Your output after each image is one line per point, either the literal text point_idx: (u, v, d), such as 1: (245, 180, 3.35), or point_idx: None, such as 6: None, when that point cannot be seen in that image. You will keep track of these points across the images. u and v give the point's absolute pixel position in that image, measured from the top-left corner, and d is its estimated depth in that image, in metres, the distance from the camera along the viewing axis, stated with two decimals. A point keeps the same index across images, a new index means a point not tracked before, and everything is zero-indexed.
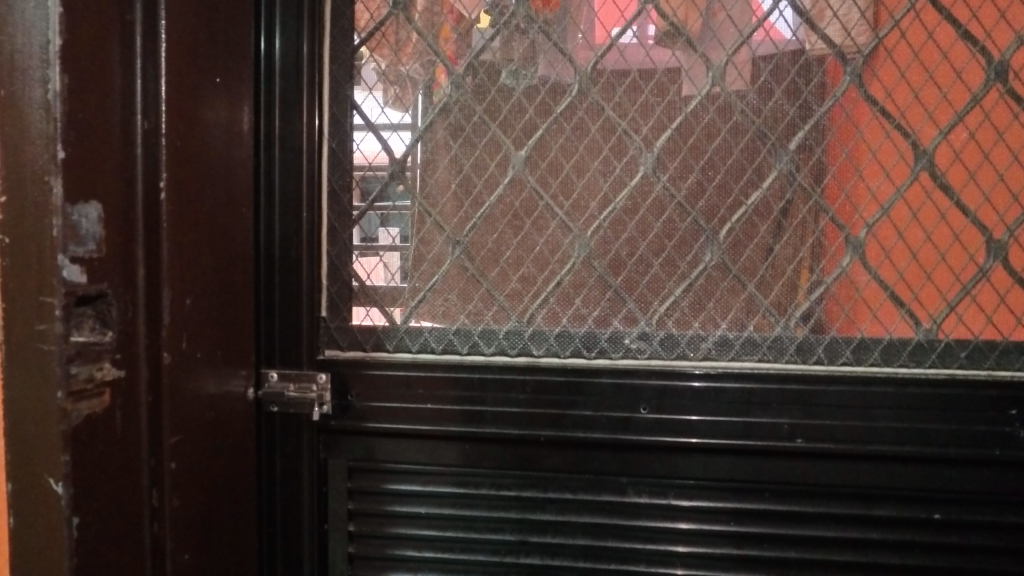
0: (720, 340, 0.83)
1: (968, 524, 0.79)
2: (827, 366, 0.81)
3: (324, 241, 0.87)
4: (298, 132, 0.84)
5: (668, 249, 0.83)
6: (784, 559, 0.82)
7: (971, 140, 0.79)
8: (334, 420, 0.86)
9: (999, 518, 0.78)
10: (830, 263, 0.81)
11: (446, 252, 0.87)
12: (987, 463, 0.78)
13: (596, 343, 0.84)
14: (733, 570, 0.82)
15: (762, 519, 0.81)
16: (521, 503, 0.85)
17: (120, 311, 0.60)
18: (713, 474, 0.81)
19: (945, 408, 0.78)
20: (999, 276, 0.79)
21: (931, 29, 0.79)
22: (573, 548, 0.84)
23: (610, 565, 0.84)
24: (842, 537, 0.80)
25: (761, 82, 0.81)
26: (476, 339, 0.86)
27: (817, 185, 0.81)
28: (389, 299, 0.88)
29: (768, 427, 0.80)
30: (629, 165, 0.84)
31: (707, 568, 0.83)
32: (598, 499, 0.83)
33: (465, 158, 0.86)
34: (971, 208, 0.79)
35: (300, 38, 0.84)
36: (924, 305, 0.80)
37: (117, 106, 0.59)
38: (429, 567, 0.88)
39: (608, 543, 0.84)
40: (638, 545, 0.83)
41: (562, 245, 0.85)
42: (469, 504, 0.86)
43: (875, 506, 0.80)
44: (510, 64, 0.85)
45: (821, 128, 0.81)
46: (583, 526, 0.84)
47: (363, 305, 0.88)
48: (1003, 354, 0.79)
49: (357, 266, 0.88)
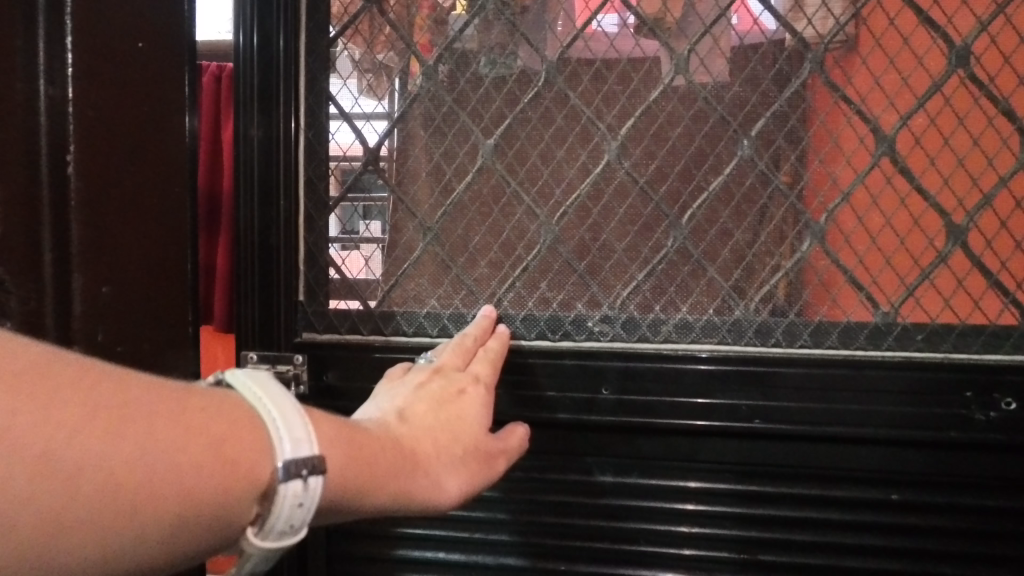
0: (680, 323, 0.84)
1: (924, 505, 0.80)
2: (785, 348, 0.82)
3: (300, 228, 0.88)
4: (275, 124, 0.86)
5: (631, 234, 0.84)
6: (744, 538, 0.83)
7: (932, 126, 0.79)
8: (311, 401, 0.89)
9: (955, 499, 0.80)
10: (790, 248, 0.82)
11: (417, 239, 0.89)
12: (943, 445, 0.79)
13: (560, 327, 0.86)
14: (695, 548, 0.84)
15: (723, 498, 0.83)
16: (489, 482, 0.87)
17: (20, 300, 0.69)
18: (674, 455, 0.83)
19: (904, 390, 0.79)
20: (958, 261, 0.80)
21: (893, 15, 0.78)
22: (540, 526, 0.87)
23: (575, 542, 0.86)
24: (801, 516, 0.82)
25: (725, 71, 0.82)
26: (445, 322, 0.88)
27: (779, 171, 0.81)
28: (364, 287, 0.90)
29: (727, 408, 0.81)
30: (594, 153, 0.85)
31: (670, 545, 0.85)
32: (563, 478, 0.86)
33: (437, 147, 0.87)
34: (932, 192, 0.79)
35: (276, 30, 0.85)
36: (883, 289, 0.81)
37: (18, 75, 0.67)
38: (402, 543, 0.91)
39: (573, 521, 0.86)
40: (603, 524, 0.85)
41: (529, 231, 0.86)
42: None
43: (833, 486, 0.82)
44: (487, 52, 0.86)
45: (782, 116, 0.81)
46: (549, 504, 0.87)
47: (341, 295, 0.90)
48: (960, 337, 0.80)
49: (332, 255, 0.90)
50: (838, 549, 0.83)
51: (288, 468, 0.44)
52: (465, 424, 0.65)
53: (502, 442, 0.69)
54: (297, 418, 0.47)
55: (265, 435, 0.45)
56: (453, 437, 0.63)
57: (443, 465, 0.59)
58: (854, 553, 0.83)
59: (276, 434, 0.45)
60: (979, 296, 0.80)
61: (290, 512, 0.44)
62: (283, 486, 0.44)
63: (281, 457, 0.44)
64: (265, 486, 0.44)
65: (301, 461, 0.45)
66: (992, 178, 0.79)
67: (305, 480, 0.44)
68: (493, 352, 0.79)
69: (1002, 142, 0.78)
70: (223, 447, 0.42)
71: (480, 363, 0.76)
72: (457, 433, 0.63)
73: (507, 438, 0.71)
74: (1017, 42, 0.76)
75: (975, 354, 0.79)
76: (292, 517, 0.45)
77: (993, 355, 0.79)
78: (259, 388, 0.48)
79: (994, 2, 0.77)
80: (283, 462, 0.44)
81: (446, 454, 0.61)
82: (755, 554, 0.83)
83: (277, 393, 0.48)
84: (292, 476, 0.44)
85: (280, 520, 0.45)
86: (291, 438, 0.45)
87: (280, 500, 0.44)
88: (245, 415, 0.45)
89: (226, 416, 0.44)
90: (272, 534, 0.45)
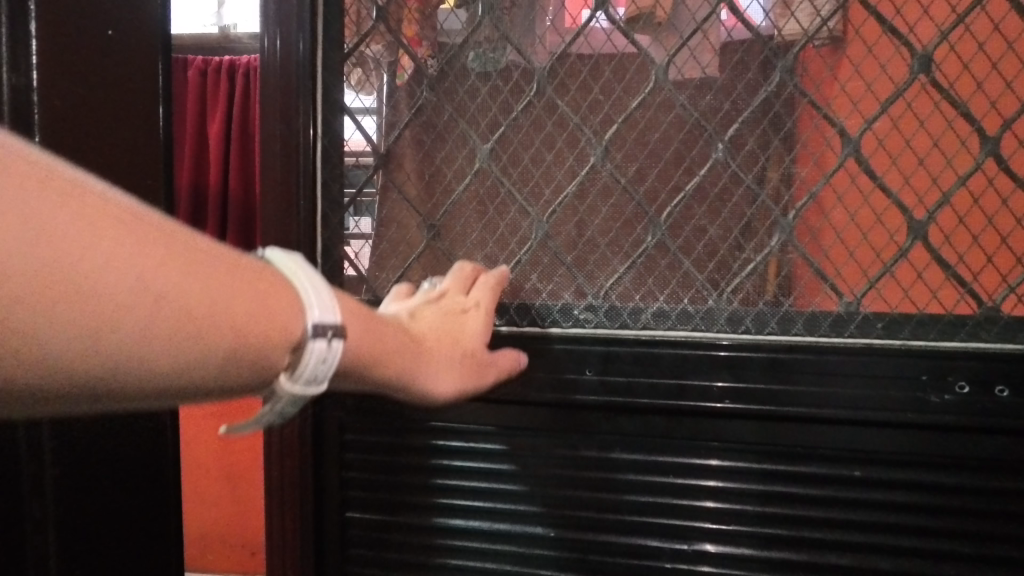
0: (657, 311, 0.91)
1: (887, 481, 0.85)
2: (754, 334, 0.88)
3: (317, 226, 0.96)
4: (297, 132, 0.95)
5: (614, 230, 0.91)
6: (716, 510, 0.89)
7: (894, 128, 0.84)
8: None
9: (917, 477, 0.84)
10: (760, 242, 0.88)
11: (420, 236, 0.96)
12: (903, 425, 0.84)
13: (549, 314, 0.93)
14: (671, 519, 0.90)
15: (697, 472, 0.89)
16: (483, 454, 0.95)
17: None
18: (651, 431, 0.90)
19: (865, 372, 0.85)
20: (918, 254, 0.86)
21: (860, 26, 0.83)
22: (529, 495, 0.94)
23: (560, 511, 0.93)
24: (769, 490, 0.87)
25: (701, 78, 0.87)
26: None
27: (751, 172, 0.87)
28: (375, 278, 0.97)
29: (698, 389, 0.88)
30: (580, 156, 0.91)
31: (647, 515, 0.91)
32: (549, 453, 0.93)
33: (437, 151, 0.95)
34: (894, 189, 0.85)
35: (297, 38, 0.93)
36: (846, 280, 0.87)
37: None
38: (407, 509, 0.99)
39: (559, 491, 0.93)
40: (585, 494, 0.92)
41: (521, 228, 0.93)
42: (441, 454, 0.97)
43: (800, 462, 0.87)
44: (478, 48, 0.91)
45: (754, 122, 0.87)
46: (537, 474, 0.94)
47: (355, 290, 0.97)
48: (918, 326, 0.86)
49: (346, 249, 0.97)
50: (807, 523, 0.87)
51: (316, 329, 0.46)
52: (463, 336, 0.74)
53: (493, 360, 0.79)
54: (326, 289, 0.48)
55: (297, 297, 0.46)
56: (453, 342, 0.71)
57: (443, 362, 0.67)
58: (821, 527, 0.87)
59: (307, 297, 0.46)
60: (937, 287, 0.86)
61: (314, 368, 0.46)
62: (310, 342, 0.45)
63: (311, 318, 0.45)
64: (295, 341, 0.45)
65: (329, 324, 0.46)
66: (950, 177, 0.84)
67: (329, 342, 0.46)
68: (494, 280, 0.85)
69: (960, 143, 0.83)
70: (268, 300, 0.43)
71: (483, 290, 0.83)
72: (456, 340, 0.72)
73: (498, 359, 0.80)
74: (975, 49, 0.81)
75: (932, 341, 0.85)
76: (317, 373, 0.46)
77: (949, 342, 0.84)
78: (291, 261, 0.49)
79: (954, 12, 0.82)
80: (312, 322, 0.45)
81: (448, 354, 0.69)
82: (726, 525, 0.89)
83: (309, 267, 0.49)
84: (318, 336, 0.45)
85: (304, 375, 0.46)
86: (320, 304, 0.46)
87: (307, 354, 0.45)
88: (281, 280, 0.46)
89: (263, 275, 0.44)
90: (295, 386, 0.47)
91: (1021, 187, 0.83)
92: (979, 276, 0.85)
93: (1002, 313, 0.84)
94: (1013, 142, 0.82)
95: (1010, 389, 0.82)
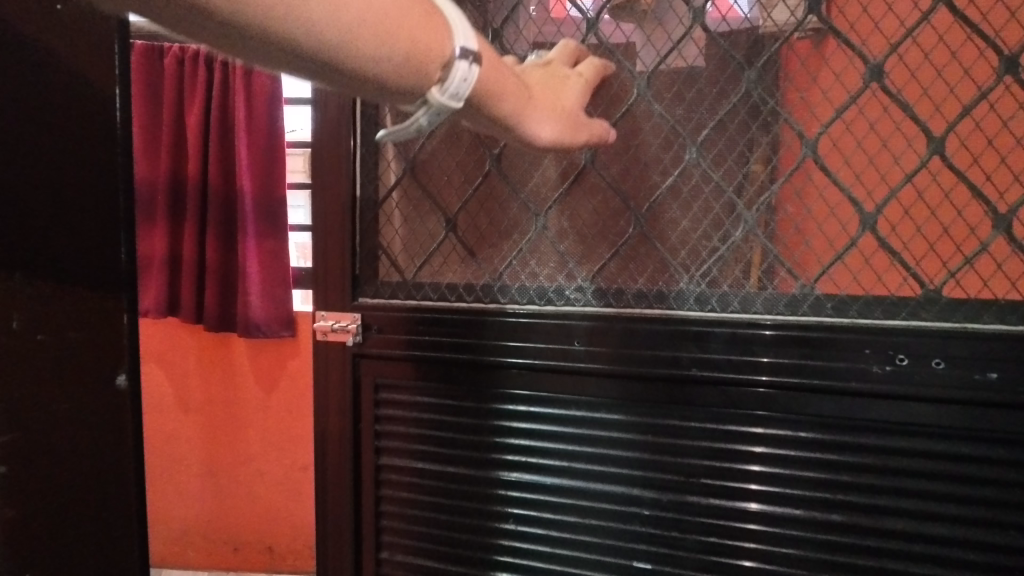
0: (637, 292, 1.24)
1: (855, 444, 1.13)
2: (719, 312, 1.19)
3: (354, 220, 1.38)
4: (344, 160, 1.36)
5: (606, 226, 1.26)
6: (715, 467, 1.20)
7: (846, 131, 1.11)
8: (365, 346, 1.40)
9: (880, 434, 1.12)
10: (726, 233, 1.18)
11: (439, 229, 1.37)
12: (852, 393, 1.12)
13: (545, 295, 1.29)
14: (661, 462, 1.23)
15: (658, 430, 1.23)
16: (506, 418, 1.33)
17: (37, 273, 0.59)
18: (615, 391, 1.25)
19: (831, 349, 1.13)
20: (869, 242, 1.13)
21: (805, 56, 1.11)
22: (551, 450, 1.30)
23: (589, 457, 1.28)
24: (756, 454, 1.18)
25: (674, 96, 1.19)
26: (460, 290, 1.35)
27: (730, 184, 1.17)
28: (405, 261, 1.40)
29: (670, 359, 1.20)
30: (571, 167, 1.26)
31: (650, 463, 1.24)
32: (570, 408, 1.28)
33: (461, 166, 1.34)
34: (847, 185, 1.13)
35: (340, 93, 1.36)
36: (803, 265, 1.16)
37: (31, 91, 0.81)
38: (480, 461, 1.36)
39: (577, 446, 1.28)
40: (588, 449, 1.27)
41: (523, 223, 1.31)
42: (490, 416, 1.33)
43: (792, 430, 1.16)
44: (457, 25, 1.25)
45: (722, 128, 1.17)
46: (565, 428, 1.29)
47: (387, 274, 1.41)
48: (865, 305, 1.13)
49: (381, 239, 1.41)
50: (841, 484, 1.14)
51: (463, 52, 0.59)
52: (562, 101, 0.92)
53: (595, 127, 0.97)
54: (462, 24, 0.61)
55: (447, 25, 0.60)
56: (559, 105, 0.90)
57: (557, 112, 0.87)
58: (847, 484, 1.14)
59: (456, 25, 0.60)
60: (884, 271, 1.12)
61: (458, 86, 0.60)
62: (457, 62, 0.59)
63: (460, 41, 0.59)
64: (445, 61, 0.59)
65: (471, 51, 0.60)
66: (897, 173, 1.10)
67: (468, 64, 0.60)
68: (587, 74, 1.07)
69: (908, 144, 1.09)
70: (427, 21, 0.57)
71: (584, 66, 1.08)
72: (558, 104, 0.90)
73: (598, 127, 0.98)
74: (920, 60, 1.07)
75: (875, 317, 1.13)
76: (460, 88, 0.60)
77: (894, 320, 1.11)
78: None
79: (903, 26, 1.08)
80: (459, 47, 0.59)
81: (555, 107, 0.87)
82: (689, 475, 1.22)
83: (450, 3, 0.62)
84: (463, 57, 0.59)
85: (451, 88, 0.60)
86: (463, 36, 0.60)
87: (454, 72, 0.59)
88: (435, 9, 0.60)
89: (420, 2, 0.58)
90: (441, 99, 0.60)
91: (961, 180, 1.08)
92: (920, 262, 1.11)
93: (942, 296, 1.10)
94: (955, 142, 1.08)
95: (945, 362, 1.08)
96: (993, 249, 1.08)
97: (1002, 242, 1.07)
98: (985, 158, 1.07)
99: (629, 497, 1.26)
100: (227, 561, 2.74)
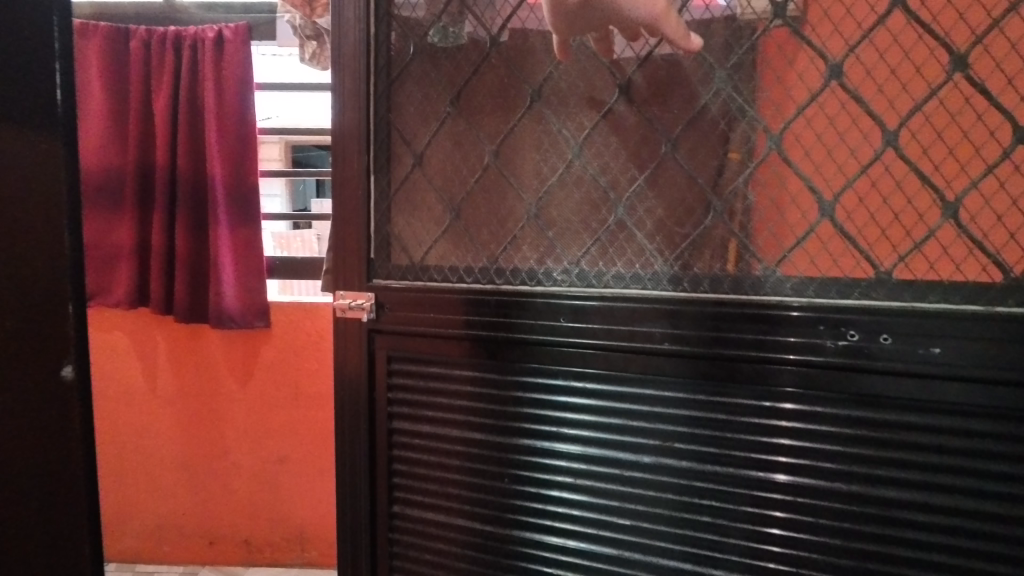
0: (616, 274, 1.35)
1: (863, 418, 1.15)
2: (690, 292, 1.28)
3: (370, 209, 1.52)
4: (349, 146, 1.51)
5: (585, 214, 1.38)
6: (682, 434, 1.27)
7: (807, 127, 1.21)
8: (379, 320, 1.53)
9: (889, 411, 1.13)
10: (698, 220, 1.29)
11: (444, 216, 1.50)
12: (833, 366, 1.16)
13: (535, 276, 1.41)
14: (679, 438, 1.27)
15: (660, 403, 1.28)
16: (525, 387, 1.40)
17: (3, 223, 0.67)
18: (607, 365, 1.33)
19: (789, 326, 1.19)
20: (825, 228, 1.21)
21: (782, 44, 1.21)
22: (576, 416, 1.36)
23: (614, 423, 1.33)
24: (766, 425, 1.21)
25: (650, 93, 1.30)
26: (493, 273, 1.45)
27: (702, 175, 1.28)
28: (415, 247, 1.53)
29: (645, 333, 1.29)
30: (560, 156, 1.39)
31: (665, 433, 1.28)
32: (587, 380, 1.34)
33: (458, 157, 1.48)
34: (809, 175, 1.22)
35: (344, 76, 1.50)
36: (766, 249, 1.25)
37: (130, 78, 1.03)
38: (499, 427, 1.43)
39: (593, 412, 1.34)
40: (611, 417, 1.33)
41: (517, 211, 1.44)
42: (510, 386, 1.41)
43: (782, 406, 1.20)
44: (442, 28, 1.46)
45: (692, 122, 1.28)
46: (580, 395, 1.35)
47: (399, 256, 1.54)
48: (820, 285, 1.21)
49: (394, 225, 1.54)
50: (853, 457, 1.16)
51: None
52: None
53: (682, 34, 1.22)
54: None
55: None
56: None
57: None
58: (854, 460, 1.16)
59: None
60: (839, 256, 1.20)
61: None
62: None
63: None
64: None
65: None
66: (853, 165, 1.19)
67: None
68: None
69: (864, 138, 1.18)
70: None
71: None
72: None
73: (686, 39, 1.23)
74: (876, 60, 1.16)
75: (829, 297, 1.20)
76: None
77: (848, 299, 1.18)
78: None
79: (859, 28, 1.17)
80: None
81: None
82: (673, 446, 1.28)
83: None
84: None
85: None
86: None
87: None
88: None
89: None
90: None
91: (913, 172, 1.16)
92: (874, 245, 1.19)
93: (892, 276, 1.17)
94: (907, 135, 1.16)
95: (893, 337, 1.13)
96: (939, 234, 1.15)
97: (950, 227, 1.14)
98: (934, 150, 1.15)
99: (643, 465, 1.31)
100: (203, 554, 2.78)
